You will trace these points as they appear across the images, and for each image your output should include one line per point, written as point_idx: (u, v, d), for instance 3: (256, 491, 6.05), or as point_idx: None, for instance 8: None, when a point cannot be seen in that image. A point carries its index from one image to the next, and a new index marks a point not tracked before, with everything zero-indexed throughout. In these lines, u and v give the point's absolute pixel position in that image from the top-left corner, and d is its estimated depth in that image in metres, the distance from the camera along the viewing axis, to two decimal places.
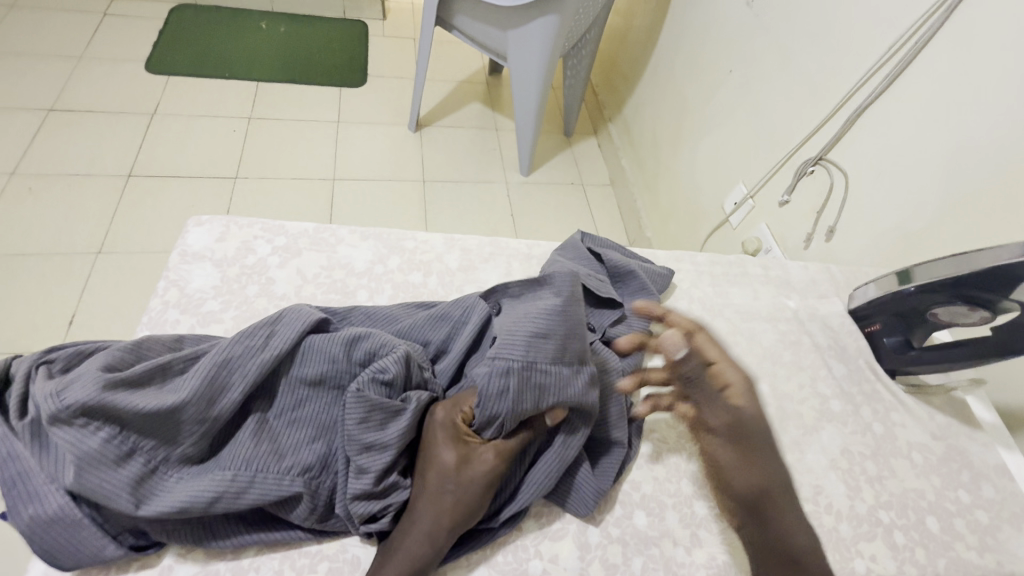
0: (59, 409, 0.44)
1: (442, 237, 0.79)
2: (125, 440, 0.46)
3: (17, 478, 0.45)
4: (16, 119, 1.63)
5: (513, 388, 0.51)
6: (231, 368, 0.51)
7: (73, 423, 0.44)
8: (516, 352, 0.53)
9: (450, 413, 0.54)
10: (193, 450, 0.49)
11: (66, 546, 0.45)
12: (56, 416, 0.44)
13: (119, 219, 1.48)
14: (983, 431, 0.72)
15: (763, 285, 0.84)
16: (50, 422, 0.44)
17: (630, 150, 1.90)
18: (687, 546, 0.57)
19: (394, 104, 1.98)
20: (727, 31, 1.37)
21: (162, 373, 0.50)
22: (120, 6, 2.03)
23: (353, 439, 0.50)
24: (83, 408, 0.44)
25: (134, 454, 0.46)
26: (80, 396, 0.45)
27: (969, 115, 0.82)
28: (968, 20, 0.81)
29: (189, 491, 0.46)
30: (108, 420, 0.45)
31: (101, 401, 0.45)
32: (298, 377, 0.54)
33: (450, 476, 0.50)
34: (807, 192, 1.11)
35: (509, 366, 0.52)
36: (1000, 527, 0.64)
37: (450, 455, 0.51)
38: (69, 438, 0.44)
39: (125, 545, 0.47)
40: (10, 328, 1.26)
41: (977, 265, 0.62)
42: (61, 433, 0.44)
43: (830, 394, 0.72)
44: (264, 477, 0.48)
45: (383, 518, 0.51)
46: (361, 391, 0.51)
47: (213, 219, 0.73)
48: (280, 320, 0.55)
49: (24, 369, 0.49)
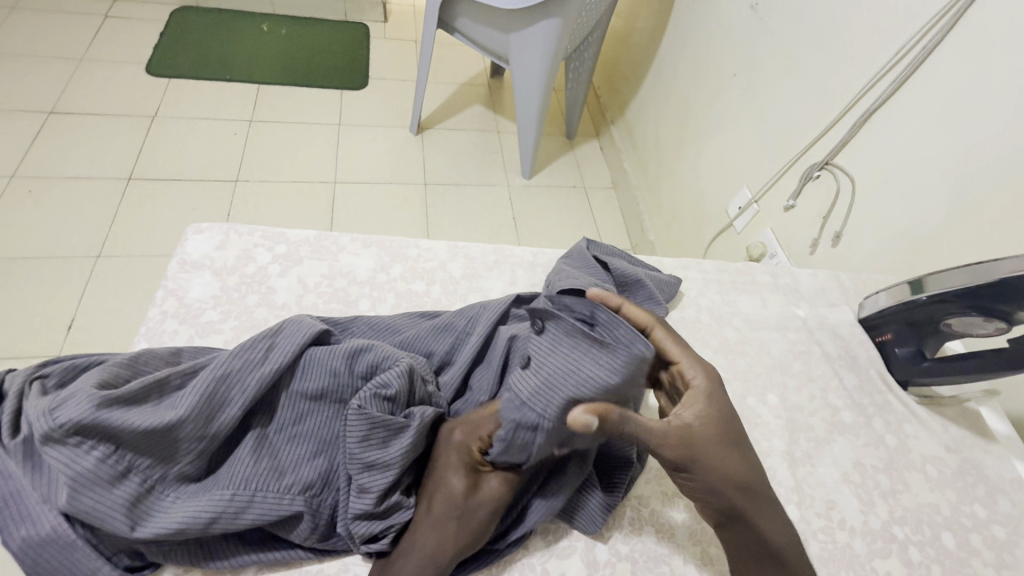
0: (52, 428, 0.43)
1: (445, 244, 0.77)
2: (120, 459, 0.45)
3: (9, 498, 0.44)
4: (16, 122, 1.62)
5: (539, 443, 0.48)
6: (231, 384, 0.49)
7: (66, 442, 0.43)
8: (550, 415, 0.47)
9: (463, 435, 0.52)
10: (191, 468, 0.48)
11: (59, 570, 0.44)
12: (49, 435, 0.43)
13: (119, 223, 1.47)
14: (998, 443, 0.71)
15: (771, 293, 0.83)
16: (43, 441, 0.43)
17: (632, 152, 1.89)
18: (697, 564, 0.56)
19: (396, 107, 1.97)
20: (731, 33, 1.36)
21: (159, 388, 0.49)
22: (121, 8, 2.03)
23: (354, 457, 0.49)
24: (76, 427, 0.43)
25: (129, 473, 0.45)
26: (74, 414, 0.43)
27: (980, 120, 0.81)
28: (979, 23, 0.80)
29: (185, 511, 0.45)
30: (103, 439, 0.44)
31: (95, 419, 0.44)
32: (299, 391, 0.52)
33: (456, 503, 0.49)
34: (813, 197, 1.10)
35: (538, 425, 0.48)
36: (1017, 543, 0.62)
37: (457, 480, 0.50)
38: (62, 457, 0.43)
39: (120, 567, 0.46)
40: (8, 333, 1.25)
41: (994, 274, 0.61)
42: (54, 453, 0.43)
43: (841, 405, 0.71)
44: (264, 496, 0.47)
45: (385, 538, 0.50)
46: (363, 408, 0.49)
47: (213, 227, 0.72)
48: (280, 332, 0.54)
49: (17, 385, 0.47)
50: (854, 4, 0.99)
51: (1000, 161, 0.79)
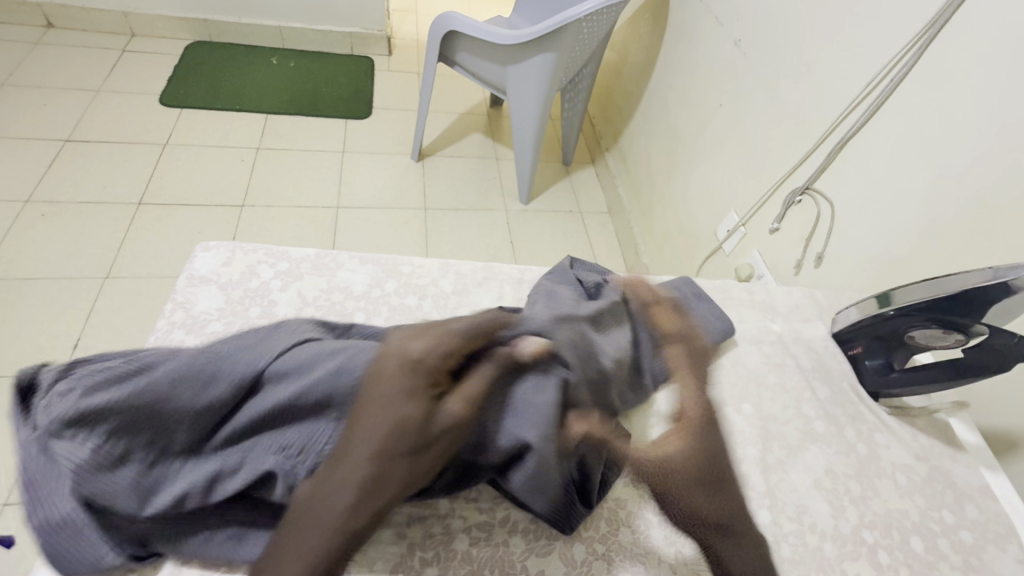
0: (67, 412, 0.48)
1: (437, 262, 0.82)
2: (116, 446, 0.48)
3: (29, 484, 0.47)
4: (33, 149, 1.70)
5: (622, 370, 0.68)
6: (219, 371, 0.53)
7: (68, 433, 0.47)
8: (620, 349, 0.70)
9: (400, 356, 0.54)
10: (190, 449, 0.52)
11: (66, 556, 0.47)
12: (57, 425, 0.47)
13: (127, 246, 1.53)
14: (967, 452, 0.74)
15: (748, 308, 0.86)
16: (50, 432, 0.47)
17: (626, 178, 1.95)
18: (671, 563, 0.59)
19: (399, 135, 2.05)
20: (716, 68, 1.44)
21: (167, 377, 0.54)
22: (139, 43, 2.14)
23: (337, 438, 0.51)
24: (79, 417, 0.47)
25: (127, 458, 0.48)
26: (86, 397, 0.48)
27: (944, 148, 0.85)
28: (941, 57, 0.85)
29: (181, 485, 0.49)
30: (98, 427, 0.47)
31: (95, 407, 0.48)
32: (274, 373, 0.55)
33: (411, 432, 0.46)
34: (795, 220, 1.15)
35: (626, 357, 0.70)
36: (985, 548, 0.65)
37: (411, 408, 0.47)
38: (67, 446, 0.47)
39: (124, 553, 0.49)
40: (16, 349, 1.29)
41: (948, 289, 0.65)
42: (61, 440, 0.47)
43: (814, 415, 0.74)
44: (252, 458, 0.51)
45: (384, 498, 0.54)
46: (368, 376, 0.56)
47: (221, 245, 0.77)
48: (279, 333, 0.60)
49: (51, 381, 0.52)
50: (828, 41, 1.06)
51: (961, 185, 0.83)
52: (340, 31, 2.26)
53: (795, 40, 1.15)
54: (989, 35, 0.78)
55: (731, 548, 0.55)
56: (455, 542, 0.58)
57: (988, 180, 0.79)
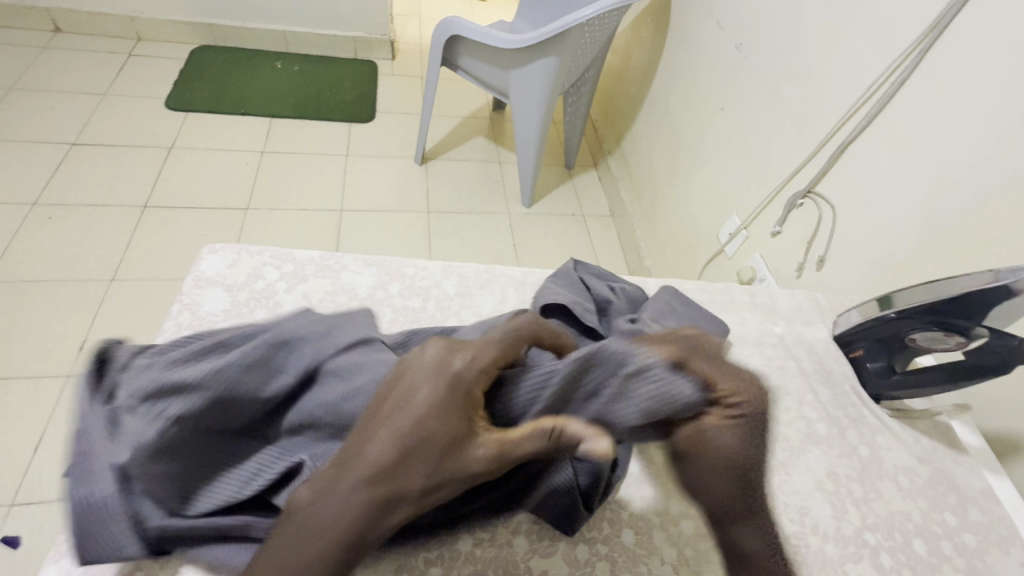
0: (147, 391, 0.50)
1: (441, 264, 0.83)
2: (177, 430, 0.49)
3: (84, 457, 0.48)
4: (41, 152, 1.71)
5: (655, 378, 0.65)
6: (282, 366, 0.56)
7: (138, 411, 0.50)
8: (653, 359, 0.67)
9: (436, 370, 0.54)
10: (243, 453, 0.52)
11: (96, 541, 0.47)
12: (131, 403, 0.50)
13: (133, 248, 1.54)
14: (969, 455, 0.74)
15: (749, 311, 0.87)
16: (124, 410, 0.50)
17: (628, 181, 1.96)
18: (674, 564, 0.60)
19: (403, 139, 2.06)
20: (718, 72, 1.44)
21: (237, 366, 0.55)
22: (145, 47, 2.16)
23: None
24: (151, 396, 0.50)
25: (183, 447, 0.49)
26: (172, 376, 0.51)
27: (946, 152, 0.86)
28: (942, 60, 0.86)
29: (222, 494, 0.50)
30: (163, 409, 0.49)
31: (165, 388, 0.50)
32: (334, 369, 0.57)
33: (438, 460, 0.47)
34: (796, 223, 1.16)
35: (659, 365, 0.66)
36: (988, 551, 0.65)
37: (446, 435, 0.47)
38: (134, 423, 0.49)
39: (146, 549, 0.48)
40: (23, 350, 1.30)
41: (949, 292, 0.65)
42: (131, 420, 0.49)
43: (816, 417, 0.74)
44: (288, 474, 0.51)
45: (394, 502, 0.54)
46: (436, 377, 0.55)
47: (227, 247, 0.78)
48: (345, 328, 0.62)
49: (128, 358, 0.56)
50: (829, 45, 1.07)
51: (962, 188, 0.83)
52: (344, 35, 2.28)
53: (796, 43, 1.16)
54: (990, 39, 0.79)
55: (745, 535, 0.56)
56: (458, 543, 0.58)
57: (989, 183, 0.80)
